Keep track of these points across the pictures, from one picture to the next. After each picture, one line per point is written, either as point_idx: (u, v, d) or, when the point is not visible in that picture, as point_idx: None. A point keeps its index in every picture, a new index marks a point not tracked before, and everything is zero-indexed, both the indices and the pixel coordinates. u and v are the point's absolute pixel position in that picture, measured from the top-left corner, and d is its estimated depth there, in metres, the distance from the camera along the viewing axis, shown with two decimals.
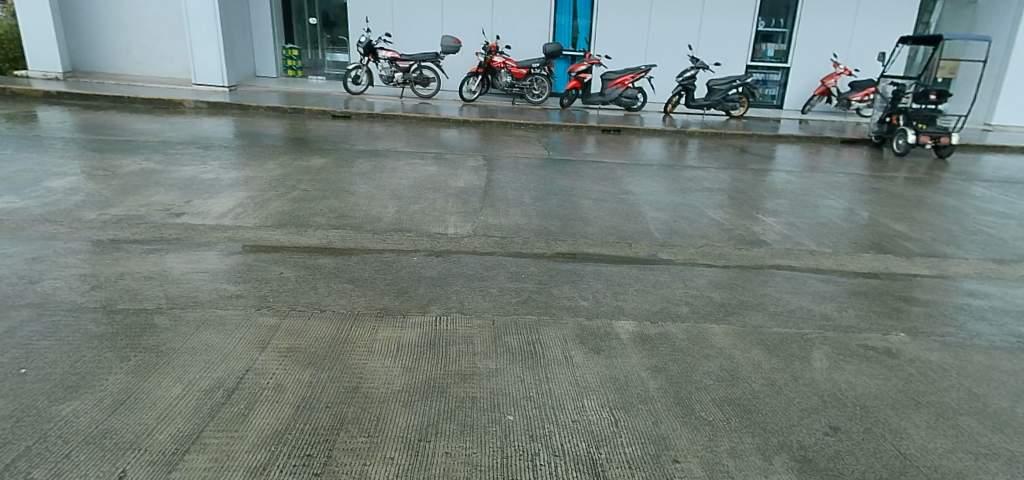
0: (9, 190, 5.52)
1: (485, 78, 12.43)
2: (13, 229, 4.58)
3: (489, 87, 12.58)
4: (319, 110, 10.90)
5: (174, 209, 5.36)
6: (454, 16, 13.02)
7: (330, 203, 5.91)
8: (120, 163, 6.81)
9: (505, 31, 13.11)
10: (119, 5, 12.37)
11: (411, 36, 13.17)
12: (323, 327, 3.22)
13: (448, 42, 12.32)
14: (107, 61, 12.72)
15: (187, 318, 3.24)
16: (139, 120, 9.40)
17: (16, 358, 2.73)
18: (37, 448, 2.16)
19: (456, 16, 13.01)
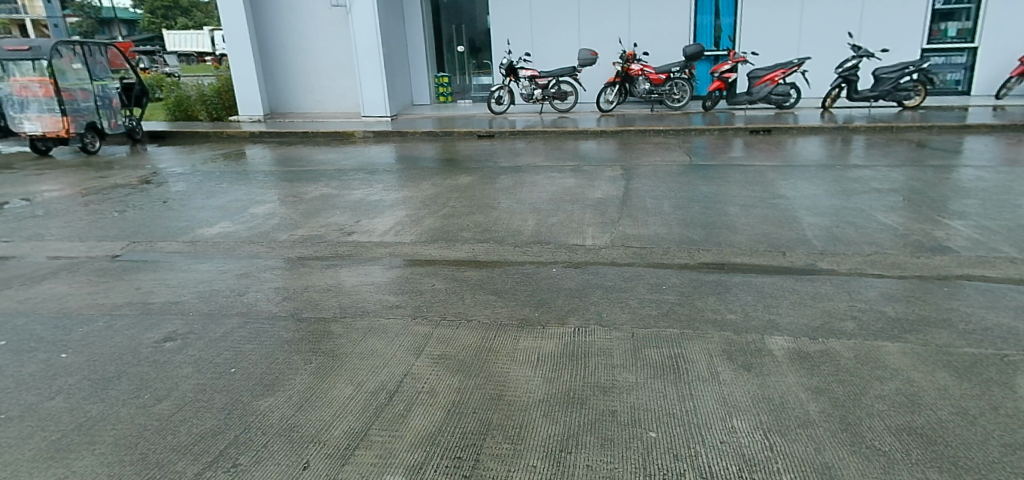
0: (224, 217, 6.47)
1: (624, 87, 12.36)
2: (228, 249, 5.37)
3: (627, 95, 12.48)
4: (467, 131, 11.50)
5: (347, 229, 5.95)
6: (592, 28, 13.07)
7: (476, 218, 6.22)
8: (304, 190, 7.69)
9: (645, 38, 12.90)
10: (300, 51, 13.96)
11: (551, 52, 13.45)
12: (470, 335, 3.40)
13: (585, 55, 12.48)
14: (291, 101, 14.38)
15: (356, 326, 3.58)
16: (319, 152, 10.55)
17: (228, 358, 3.19)
18: (242, 436, 2.50)
19: (594, 29, 13.07)
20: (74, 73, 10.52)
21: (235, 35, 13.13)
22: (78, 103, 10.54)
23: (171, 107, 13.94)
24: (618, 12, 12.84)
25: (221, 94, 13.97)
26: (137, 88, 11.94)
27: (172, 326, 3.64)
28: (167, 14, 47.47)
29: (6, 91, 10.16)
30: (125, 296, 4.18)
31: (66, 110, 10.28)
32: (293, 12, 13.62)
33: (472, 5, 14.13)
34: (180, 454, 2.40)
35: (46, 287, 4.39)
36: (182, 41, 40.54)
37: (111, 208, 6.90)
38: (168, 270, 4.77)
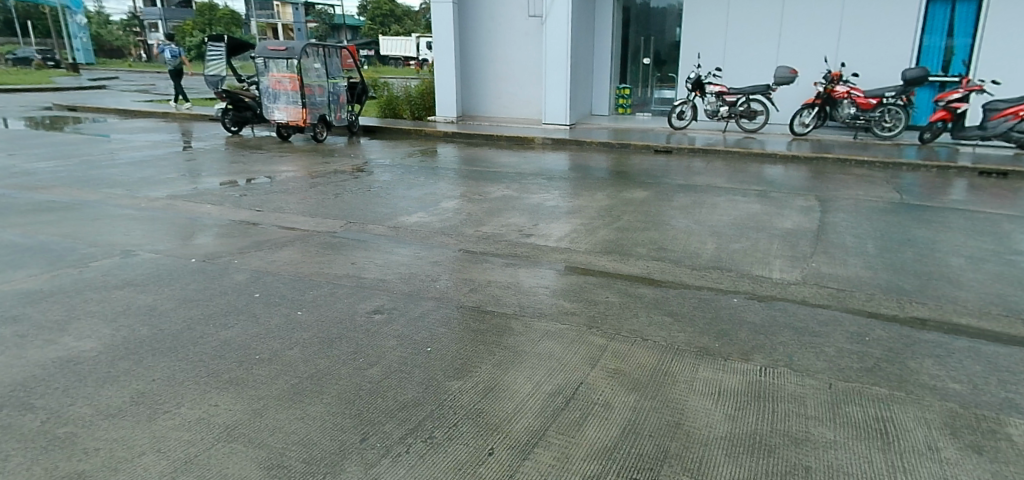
0: (419, 208, 7.04)
1: (824, 110, 11.37)
2: (422, 237, 5.84)
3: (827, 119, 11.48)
4: (643, 145, 11.32)
5: (525, 231, 6.15)
6: (795, 44, 12.16)
7: (651, 235, 6.11)
8: (489, 190, 8.10)
9: (856, 58, 11.74)
10: (494, 59, 14.73)
11: (744, 68, 12.74)
12: (647, 355, 3.34)
13: (782, 72, 11.58)
14: (480, 105, 15.20)
15: (535, 327, 3.70)
16: (503, 155, 11.04)
17: (424, 338, 3.49)
18: (437, 412, 2.71)
19: (798, 46, 12.14)
20: (314, 72, 12.19)
21: (440, 40, 14.16)
22: (315, 98, 12.20)
23: (382, 104, 15.43)
24: (826, 28, 11.84)
25: (424, 96, 15.21)
26: (359, 88, 13.52)
27: (380, 300, 4.06)
28: (382, 20, 54.74)
29: (265, 85, 12.07)
30: (342, 269, 4.73)
31: (306, 103, 11.94)
32: (493, 20, 14.43)
33: (663, 16, 13.94)
34: (387, 417, 2.67)
35: (283, 253, 5.10)
36: (392, 46, 45.13)
37: (331, 191, 7.85)
38: (371, 250, 5.31)
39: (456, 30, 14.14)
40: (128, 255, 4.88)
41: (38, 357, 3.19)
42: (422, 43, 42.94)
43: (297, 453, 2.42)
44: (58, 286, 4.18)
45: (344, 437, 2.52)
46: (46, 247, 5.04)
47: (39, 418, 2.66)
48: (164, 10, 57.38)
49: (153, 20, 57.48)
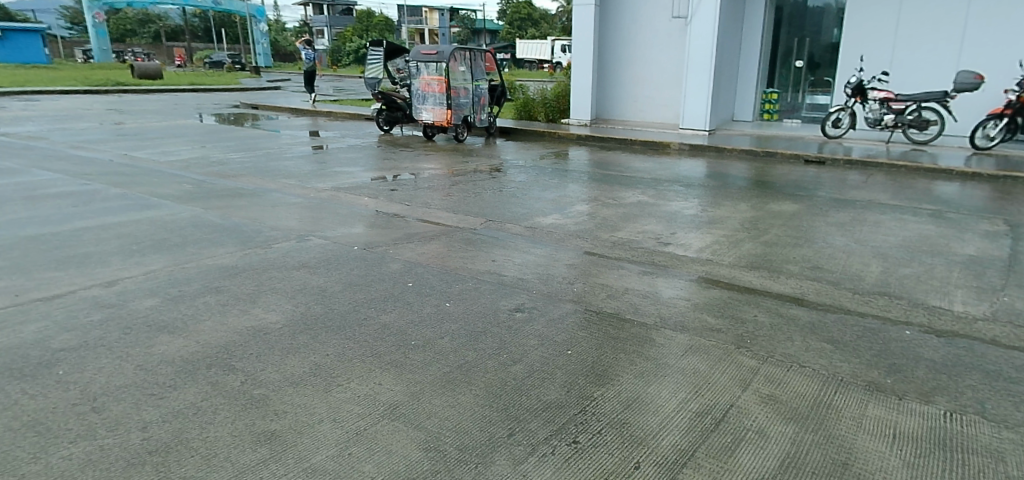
0: (555, 210, 7.08)
1: (1014, 123, 9.87)
2: (558, 239, 5.86)
3: (1018, 133, 10.00)
4: (792, 154, 10.54)
5: (663, 239, 5.97)
6: (982, 47, 10.77)
7: (804, 252, 5.66)
8: (624, 195, 7.94)
9: None
10: (632, 62, 14.46)
11: (917, 73, 11.48)
12: (805, 383, 3.10)
13: (965, 78, 10.27)
14: (616, 108, 15.03)
15: (678, 340, 3.57)
16: (638, 160, 10.80)
17: (564, 340, 3.49)
18: (581, 416, 2.70)
19: (984, 47, 10.76)
20: (459, 75, 12.74)
21: (578, 43, 14.13)
22: (459, 99, 12.71)
23: (518, 107, 15.75)
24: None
25: (559, 98, 15.34)
26: (498, 90, 13.93)
27: (520, 299, 4.13)
28: (519, 24, 56.31)
29: (416, 87, 12.77)
30: (483, 265, 4.87)
31: (451, 104, 12.46)
32: (634, 22, 14.18)
33: (820, 15, 13.08)
34: (532, 415, 2.71)
35: (429, 246, 5.36)
36: (527, 50, 45.99)
37: (472, 189, 8.12)
38: (508, 249, 5.42)
39: (596, 32, 14.05)
40: (302, 240, 5.38)
41: (235, 325, 3.61)
42: (556, 47, 43.55)
43: (451, 439, 2.53)
44: (247, 264, 4.70)
45: (492, 430, 2.60)
46: (236, 228, 5.68)
47: (238, 379, 3.01)
48: (329, 17, 62.90)
49: (320, 27, 63.21)
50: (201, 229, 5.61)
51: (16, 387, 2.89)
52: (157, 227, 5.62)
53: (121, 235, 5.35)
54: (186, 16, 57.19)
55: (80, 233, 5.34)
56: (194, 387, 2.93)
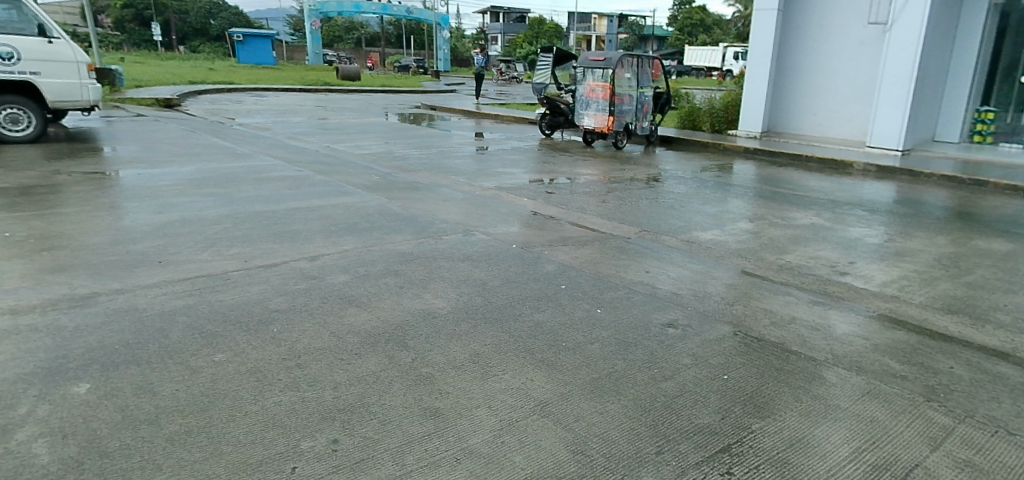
0: (717, 225, 6.82)
1: None
2: (718, 256, 5.65)
3: None
4: (1008, 184, 9.14)
5: (839, 268, 5.51)
6: None
7: (1015, 299, 4.92)
8: (794, 215, 7.42)
9: None
10: (816, 71, 13.41)
11: None
12: (1011, 454, 2.72)
13: None
14: (793, 121, 14.03)
15: (854, 382, 3.30)
16: (814, 179, 10.01)
17: (722, 364, 3.39)
18: (736, 447, 2.63)
19: None
20: (625, 82, 12.68)
21: (756, 49, 13.38)
22: (623, 106, 12.66)
23: (682, 116, 15.33)
24: None
25: (728, 108, 14.66)
26: (663, 97, 13.71)
27: (675, 314, 4.06)
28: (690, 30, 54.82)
29: (580, 93, 12.89)
30: (637, 276, 4.85)
31: (613, 111, 12.41)
32: (821, 29, 13.16)
33: None
34: (683, 436, 2.68)
35: (584, 251, 5.44)
36: (697, 56, 44.41)
37: (629, 197, 8.07)
38: (662, 261, 5.33)
39: (777, 39, 13.22)
40: (467, 234, 5.72)
41: (408, 306, 3.97)
42: (728, 54, 41.72)
43: (599, 446, 2.59)
44: (421, 252, 5.12)
45: (642, 444, 2.61)
46: (411, 218, 6.20)
47: (410, 356, 3.31)
48: (504, 25, 65.75)
49: (495, 34, 66.30)
50: (383, 217, 6.20)
51: (242, 337, 3.43)
52: (349, 212, 6.31)
53: (319, 216, 6.08)
54: (382, 24, 63.10)
55: (289, 213, 6.15)
56: (375, 358, 3.28)
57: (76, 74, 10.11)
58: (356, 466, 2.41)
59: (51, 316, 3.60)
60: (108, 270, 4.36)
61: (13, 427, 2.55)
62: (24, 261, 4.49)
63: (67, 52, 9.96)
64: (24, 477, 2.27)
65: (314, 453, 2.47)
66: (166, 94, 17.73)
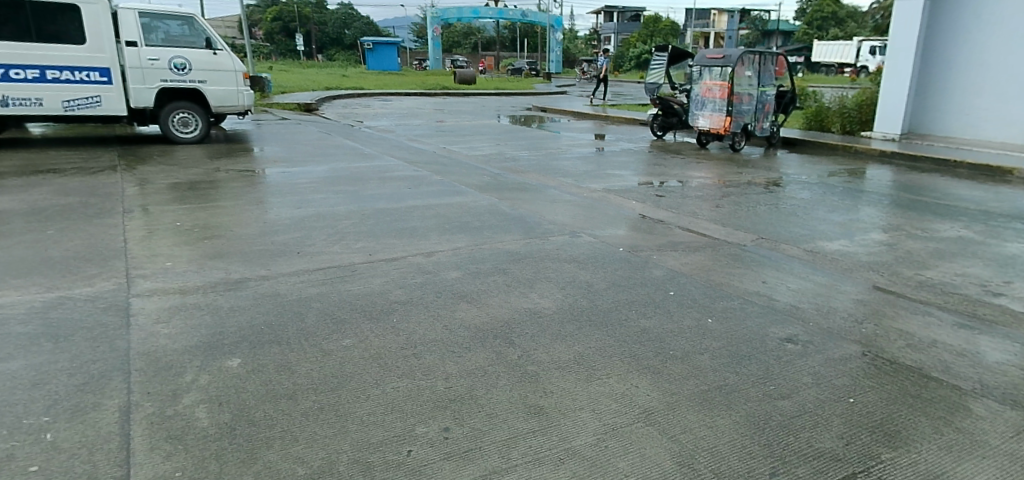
0: (844, 235, 6.38)
1: None
2: (846, 268, 5.29)
3: None
4: None
5: (990, 287, 4.97)
6: None
7: None
8: (936, 227, 6.77)
9: None
10: (970, 66, 12.11)
11: None
12: None
13: None
14: (939, 122, 12.79)
15: (1006, 417, 2.98)
16: (962, 186, 9.08)
17: (848, 385, 3.19)
18: (863, 477, 2.47)
19: None
20: (745, 80, 12.11)
21: (898, 43, 12.29)
22: (742, 105, 12.11)
23: (808, 116, 14.44)
24: None
25: (862, 107, 13.62)
26: (787, 96, 12.97)
27: (795, 329, 3.86)
28: (820, 24, 51.43)
29: (696, 92, 12.45)
30: (752, 285, 4.65)
31: (731, 111, 11.90)
32: (977, 19, 11.86)
33: None
34: (801, 460, 2.56)
35: (696, 257, 5.29)
36: (828, 51, 41.68)
37: (746, 203, 7.73)
38: (781, 271, 5.07)
39: (923, 32, 12.08)
40: (575, 236, 5.76)
41: (515, 305, 4.07)
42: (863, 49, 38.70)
43: (708, 461, 2.54)
44: (529, 252, 5.23)
45: (755, 464, 2.53)
46: (521, 218, 6.33)
47: (517, 353, 3.40)
48: (618, 24, 65.10)
49: (609, 34, 65.78)
50: (494, 216, 6.37)
51: (365, 325, 3.69)
52: (462, 211, 6.54)
53: (435, 214, 6.36)
54: (498, 28, 64.68)
55: (407, 210, 6.49)
56: (483, 352, 3.40)
57: (234, 82, 11.26)
58: (466, 455, 2.53)
59: (211, 296, 4.07)
60: (255, 258, 4.84)
61: (182, 392, 2.92)
62: (188, 247, 5.08)
63: (228, 62, 11.11)
64: (189, 437, 2.59)
65: (427, 439, 2.62)
66: (305, 99, 19.26)
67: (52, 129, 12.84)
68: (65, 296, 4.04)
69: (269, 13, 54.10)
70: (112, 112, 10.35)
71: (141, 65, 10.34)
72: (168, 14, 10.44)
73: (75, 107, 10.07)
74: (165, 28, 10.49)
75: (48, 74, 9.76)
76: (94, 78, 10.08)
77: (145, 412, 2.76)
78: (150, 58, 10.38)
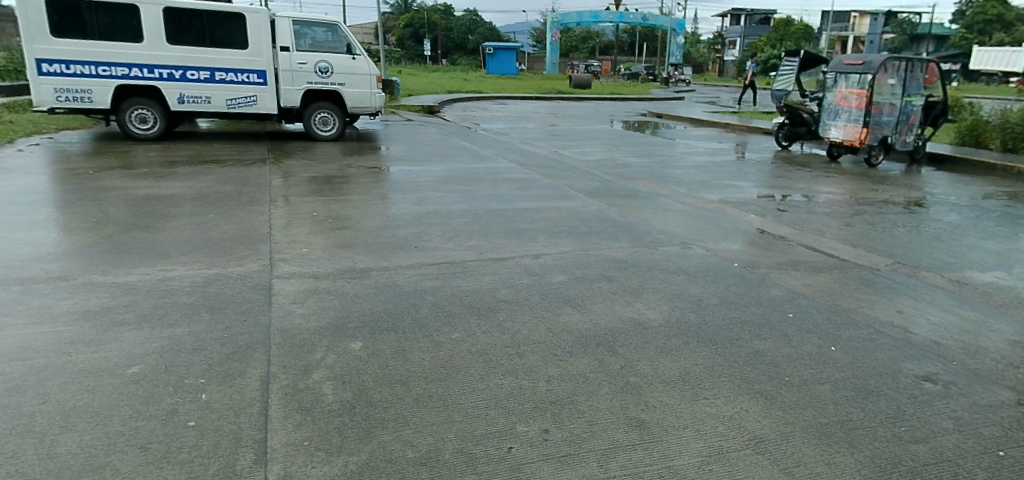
0: (999, 265, 5.71)
1: None
2: (999, 304, 4.74)
3: None
4: None
5: None
6: None
7: None
8: None
9: None
10: None
11: None
12: None
13: None
14: None
15: None
16: None
17: (997, 436, 2.85)
18: None
19: None
20: (888, 89, 11.13)
21: None
22: (882, 116, 11.17)
23: (962, 130, 13.08)
24: None
25: None
26: (938, 108, 11.99)
27: (933, 367, 3.51)
28: (981, 27, 46.31)
29: (829, 101, 11.66)
30: (884, 314, 4.29)
31: (868, 122, 11.01)
32: None
33: None
34: None
35: (820, 278, 4.96)
36: (989, 59, 37.47)
37: (881, 223, 7.12)
38: (920, 301, 4.64)
39: None
40: (686, 247, 5.59)
41: (621, 313, 4.03)
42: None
43: None
44: (637, 260, 5.15)
45: None
46: (630, 226, 6.24)
47: (619, 362, 3.37)
48: (745, 28, 62.25)
49: (735, 38, 63.06)
50: (604, 223, 6.33)
51: (474, 321, 3.82)
52: (572, 215, 6.56)
53: (545, 218, 6.43)
54: (618, 32, 64.12)
55: (519, 212, 6.61)
56: (586, 358, 3.41)
57: (368, 85, 11.95)
58: (565, 459, 2.54)
59: (339, 283, 4.39)
60: (377, 250, 5.15)
61: (312, 368, 3.17)
62: (321, 236, 5.50)
63: (364, 66, 11.80)
64: (316, 410, 2.81)
65: (528, 439, 2.66)
66: (428, 101, 20.19)
67: (215, 124, 14.40)
68: (219, 273, 4.52)
69: (401, 20, 57.05)
70: (264, 111, 11.39)
71: (292, 69, 11.35)
72: (316, 22, 11.31)
73: (236, 105, 11.22)
74: (312, 34, 11.38)
75: (216, 75, 10.94)
76: (252, 80, 11.15)
77: (281, 382, 3.03)
78: (300, 62, 11.35)
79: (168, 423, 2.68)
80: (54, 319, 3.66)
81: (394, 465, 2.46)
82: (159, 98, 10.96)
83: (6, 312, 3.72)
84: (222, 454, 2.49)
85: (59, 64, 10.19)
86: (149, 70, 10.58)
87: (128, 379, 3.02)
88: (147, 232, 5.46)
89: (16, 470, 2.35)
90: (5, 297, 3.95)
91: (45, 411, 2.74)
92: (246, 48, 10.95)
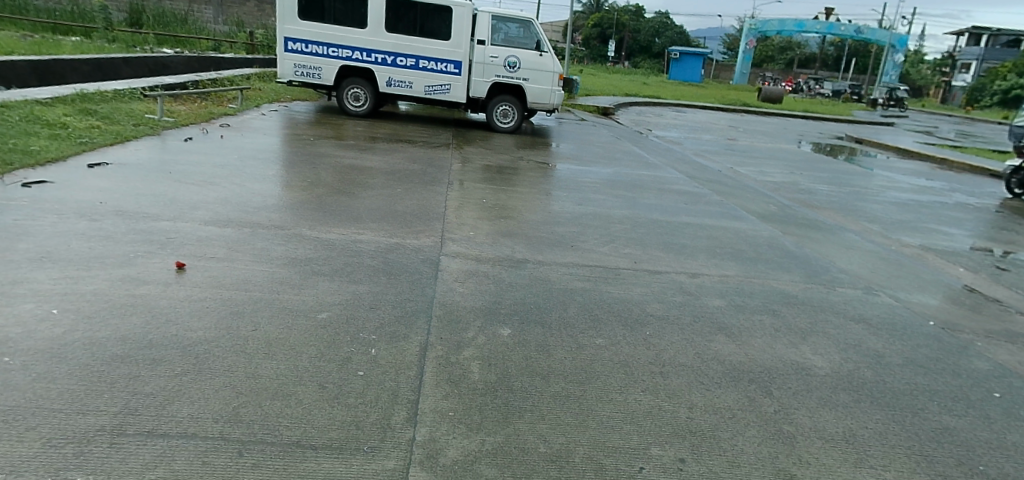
0: None
1: None
2: None
3: None
4: None
5: None
6: None
7: None
8: None
9: None
10: None
11: None
12: None
13: None
14: None
15: None
16: None
17: None
18: None
19: None
20: None
21: None
22: None
23: None
24: None
25: None
26: None
27: None
28: None
29: None
30: None
31: None
32: None
33: None
34: None
35: None
36: None
37: None
38: None
39: None
40: (869, 293, 5.00)
41: (784, 353, 3.70)
42: None
43: None
44: (808, 298, 4.71)
45: None
46: (806, 259, 5.72)
47: (775, 406, 3.11)
48: (985, 48, 54.08)
49: (968, 59, 55.18)
50: (776, 251, 5.87)
51: (622, 332, 3.73)
52: (742, 238, 6.16)
53: (711, 236, 6.11)
54: (824, 45, 59.16)
55: (684, 227, 6.35)
56: (738, 393, 3.18)
57: (550, 82, 12.17)
58: None
59: (498, 270, 4.52)
60: (537, 244, 5.22)
61: (463, 345, 3.30)
62: (488, 222, 5.71)
63: (550, 64, 12.04)
64: (464, 386, 2.93)
65: (662, 463, 2.55)
66: (605, 102, 20.23)
67: (412, 107, 15.61)
68: (398, 242, 4.89)
69: (592, 20, 57.29)
70: (454, 99, 12.09)
71: (484, 61, 11.90)
72: (512, 17, 11.70)
73: (431, 91, 12.02)
74: (506, 29, 11.80)
75: (419, 62, 11.81)
76: (448, 69, 11.88)
77: (438, 353, 3.20)
78: (492, 56, 11.88)
79: (343, 369, 2.95)
80: (269, 260, 4.19)
81: (526, 455, 2.49)
82: (373, 79, 12.07)
83: (237, 249, 4.33)
84: (382, 407, 2.69)
85: (301, 43, 11.59)
86: (368, 54, 11.70)
87: (319, 324, 3.37)
88: (347, 197, 6.04)
89: (232, 383, 2.73)
90: (238, 235, 4.60)
91: (254, 337, 3.15)
92: (447, 40, 11.68)
